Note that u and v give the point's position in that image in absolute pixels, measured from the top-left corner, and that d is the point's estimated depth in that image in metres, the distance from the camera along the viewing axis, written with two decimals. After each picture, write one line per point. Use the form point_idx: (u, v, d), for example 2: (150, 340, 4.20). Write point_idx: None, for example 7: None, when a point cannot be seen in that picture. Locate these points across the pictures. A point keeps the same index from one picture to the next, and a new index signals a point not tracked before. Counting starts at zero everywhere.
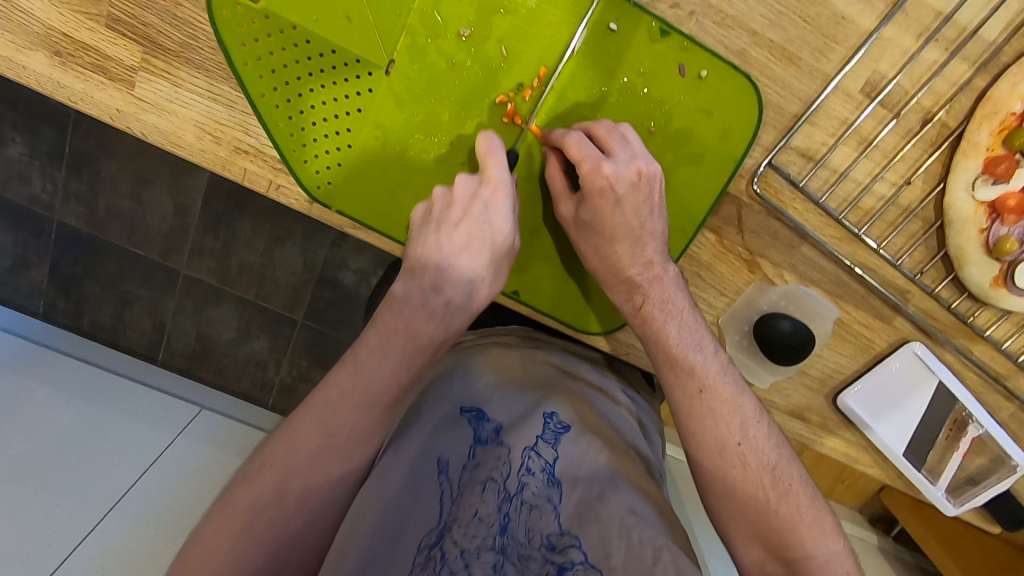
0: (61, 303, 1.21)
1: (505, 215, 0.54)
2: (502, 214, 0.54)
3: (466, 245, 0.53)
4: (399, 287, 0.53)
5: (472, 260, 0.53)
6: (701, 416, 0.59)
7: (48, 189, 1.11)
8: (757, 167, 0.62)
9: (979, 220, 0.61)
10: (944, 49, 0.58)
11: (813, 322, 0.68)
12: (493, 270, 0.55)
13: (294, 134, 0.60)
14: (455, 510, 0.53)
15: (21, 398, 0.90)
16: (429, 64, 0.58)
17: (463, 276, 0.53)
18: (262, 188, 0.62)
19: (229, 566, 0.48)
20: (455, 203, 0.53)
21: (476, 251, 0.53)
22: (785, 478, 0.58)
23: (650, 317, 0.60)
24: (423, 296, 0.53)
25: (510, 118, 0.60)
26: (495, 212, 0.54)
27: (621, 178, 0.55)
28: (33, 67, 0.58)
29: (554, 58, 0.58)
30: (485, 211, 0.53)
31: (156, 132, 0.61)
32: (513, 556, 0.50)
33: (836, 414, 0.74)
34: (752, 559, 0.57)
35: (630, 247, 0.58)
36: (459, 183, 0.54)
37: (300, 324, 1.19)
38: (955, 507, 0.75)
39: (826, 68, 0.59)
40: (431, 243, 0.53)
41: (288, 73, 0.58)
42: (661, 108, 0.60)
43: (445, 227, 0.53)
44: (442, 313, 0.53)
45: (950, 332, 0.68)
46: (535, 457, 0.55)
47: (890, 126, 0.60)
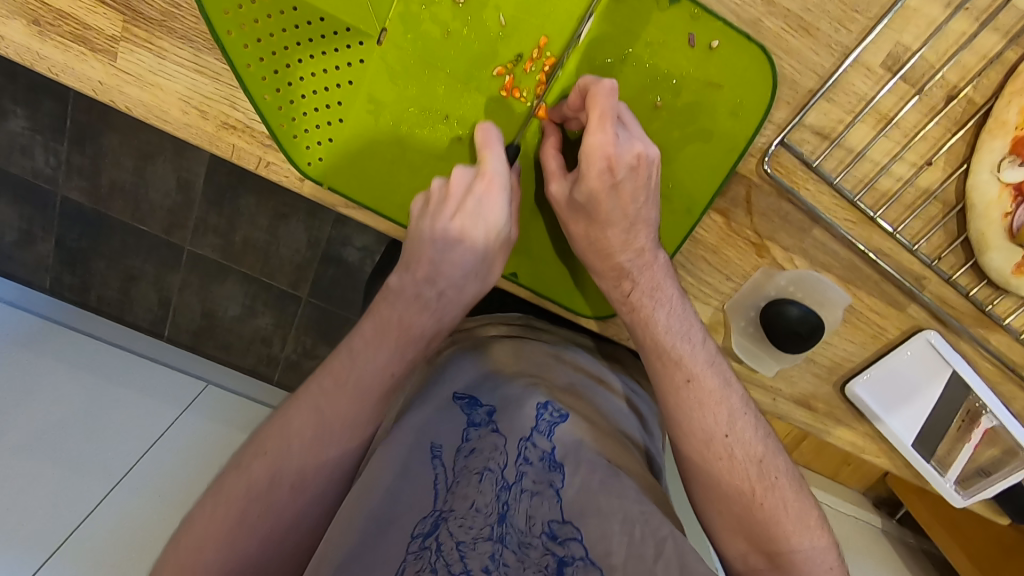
0: (67, 278, 1.20)
1: (500, 207, 0.53)
2: (497, 206, 0.53)
3: (460, 238, 0.52)
4: (393, 279, 0.54)
5: (468, 250, 0.53)
6: (688, 406, 0.57)
7: (51, 163, 1.09)
8: (768, 146, 0.59)
9: (1003, 203, 0.58)
10: (974, 19, 0.54)
11: (823, 308, 0.65)
12: (485, 265, 0.55)
13: (282, 108, 0.57)
14: (450, 498, 0.52)
15: (24, 376, 0.90)
16: (422, 34, 0.55)
17: (456, 269, 0.53)
18: (251, 164, 0.60)
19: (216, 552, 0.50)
20: (449, 197, 0.53)
21: (469, 244, 0.53)
22: (771, 471, 0.56)
23: (639, 304, 0.58)
24: (416, 288, 0.54)
25: (509, 90, 0.57)
26: (491, 205, 0.53)
27: (622, 161, 0.52)
28: (11, 37, 0.56)
29: (556, 28, 0.55)
30: (480, 204, 0.52)
31: (140, 106, 0.58)
32: (513, 545, 0.50)
33: (844, 403, 0.71)
34: (736, 552, 0.56)
35: (622, 233, 0.56)
36: (454, 175, 0.53)
37: (304, 302, 1.18)
38: (964, 499, 0.72)
39: (845, 40, 0.55)
40: (425, 235, 0.53)
41: (275, 42, 0.55)
42: (668, 81, 0.56)
43: (437, 219, 0.52)
44: (435, 305, 0.54)
45: (966, 320, 0.65)
46: (531, 447, 0.54)
47: (912, 102, 0.56)
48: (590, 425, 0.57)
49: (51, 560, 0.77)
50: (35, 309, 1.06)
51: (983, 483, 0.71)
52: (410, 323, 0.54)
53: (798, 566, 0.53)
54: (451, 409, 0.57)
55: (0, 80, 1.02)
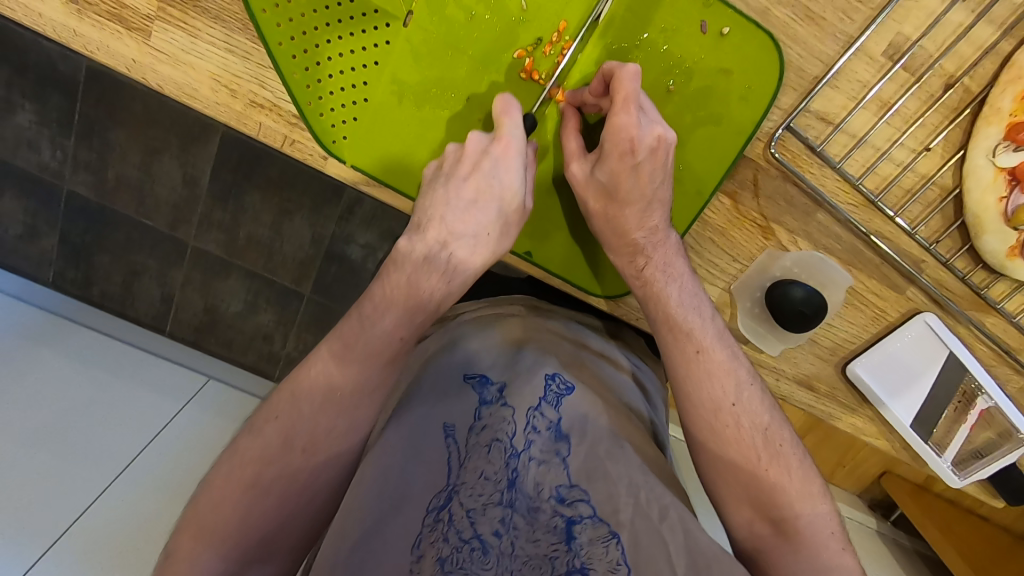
0: (71, 273, 1.22)
1: (515, 173, 0.56)
2: (511, 171, 0.56)
3: (474, 198, 0.55)
4: (404, 243, 0.54)
5: (482, 209, 0.55)
6: (698, 377, 0.59)
7: (57, 157, 1.10)
8: (775, 131, 0.62)
9: (998, 188, 0.60)
10: (971, 11, 0.56)
11: (826, 289, 0.68)
12: (501, 228, 0.57)
13: (310, 87, 0.59)
14: (462, 472, 0.53)
15: (35, 365, 0.92)
16: (447, 17, 0.58)
17: (470, 229, 0.55)
18: (277, 142, 0.63)
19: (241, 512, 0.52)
20: (466, 158, 0.56)
21: (485, 205, 0.55)
22: (776, 439, 0.58)
23: (652, 279, 0.60)
24: (426, 250, 0.54)
25: (528, 73, 0.60)
26: (505, 170, 0.56)
27: (643, 142, 0.55)
28: (49, 15, 0.58)
29: (575, 13, 0.58)
30: (495, 167, 0.55)
31: (172, 84, 0.61)
32: (523, 509, 0.51)
33: (845, 385, 0.74)
34: (742, 519, 0.58)
35: (639, 212, 0.58)
36: (470, 140, 0.56)
37: (306, 299, 1.20)
38: (961, 479, 0.75)
39: (849, 29, 0.58)
40: (440, 193, 0.55)
41: (306, 22, 0.57)
42: (681, 66, 0.59)
43: (454, 179, 0.55)
44: (444, 270, 0.54)
45: (962, 303, 0.68)
46: (540, 416, 0.56)
47: (912, 91, 0.59)
48: (597, 396, 0.59)
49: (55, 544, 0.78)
50: (39, 303, 1.07)
51: (977, 465, 0.74)
52: (419, 287, 0.54)
53: (802, 534, 0.55)
54: (465, 387, 0.58)
55: (10, 74, 1.03)
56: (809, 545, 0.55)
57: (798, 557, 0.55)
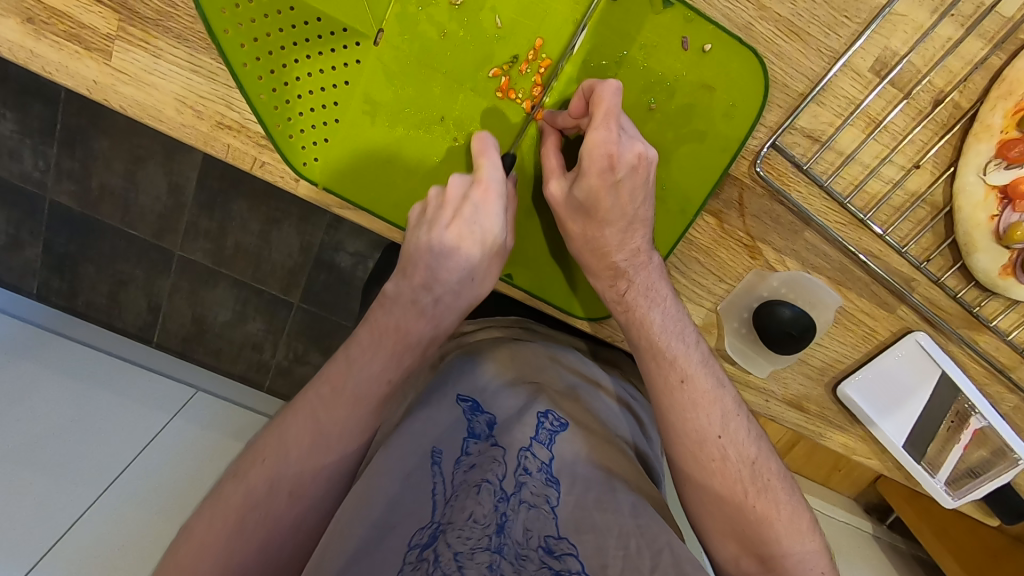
0: (56, 282, 1.18)
1: (497, 217, 0.53)
2: (493, 215, 0.53)
3: (456, 245, 0.52)
4: (391, 287, 0.54)
5: (465, 257, 0.52)
6: (682, 407, 0.57)
7: (40, 166, 1.08)
8: (760, 149, 0.60)
9: (989, 206, 0.59)
10: (960, 25, 0.55)
11: (814, 310, 0.66)
12: (484, 273, 0.54)
13: (278, 108, 0.57)
14: (449, 511, 0.50)
15: (15, 378, 0.89)
16: (418, 35, 0.56)
17: (452, 276, 0.53)
18: (245, 164, 0.60)
19: (224, 551, 0.50)
20: (446, 203, 0.53)
21: (467, 250, 0.52)
22: (764, 472, 0.56)
23: (635, 304, 0.58)
24: (412, 295, 0.53)
25: (504, 91, 0.58)
26: (488, 213, 0.53)
27: (623, 159, 0.53)
28: (5, 35, 0.56)
29: (551, 30, 0.56)
30: (476, 212, 0.53)
31: (134, 105, 0.58)
32: (511, 557, 0.47)
33: (836, 405, 0.72)
34: (727, 555, 0.56)
35: (620, 232, 0.56)
36: (451, 183, 0.54)
37: (295, 308, 1.18)
38: (954, 500, 0.73)
39: (835, 45, 0.56)
40: (422, 240, 0.52)
41: (272, 42, 0.55)
42: (663, 84, 0.57)
43: (434, 225, 0.52)
44: (432, 312, 0.54)
45: (955, 322, 0.66)
46: (531, 457, 0.53)
47: (900, 107, 0.57)
48: (586, 432, 0.58)
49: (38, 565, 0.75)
50: (18, 313, 1.04)
51: (972, 483, 0.72)
52: (407, 330, 0.54)
53: (789, 569, 0.54)
54: (456, 414, 0.57)
55: None
56: None
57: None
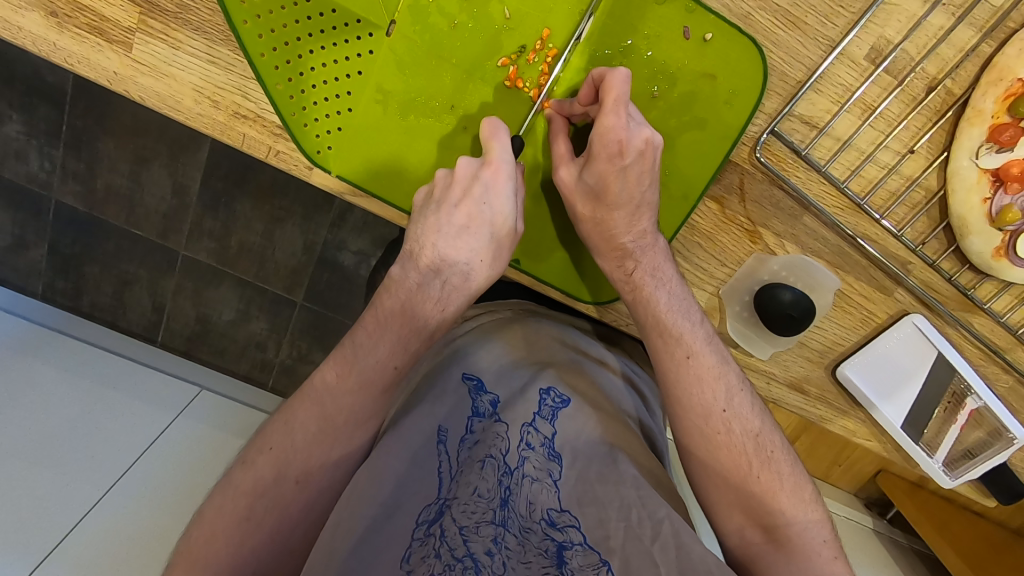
0: (60, 284, 1.20)
1: (506, 197, 0.55)
2: (502, 197, 0.55)
3: (465, 226, 0.55)
4: (398, 269, 0.57)
5: (473, 237, 0.55)
6: (688, 382, 0.59)
7: (46, 167, 1.10)
8: (760, 135, 0.62)
9: (982, 189, 0.61)
10: (951, 14, 0.57)
11: (814, 293, 0.68)
12: (493, 252, 0.57)
13: (294, 97, 0.59)
14: (454, 487, 0.53)
15: (23, 376, 0.90)
16: (430, 25, 0.57)
17: (461, 257, 0.55)
18: (261, 153, 0.62)
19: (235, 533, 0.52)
20: (455, 184, 0.55)
21: (475, 232, 0.55)
22: (767, 445, 0.58)
23: (642, 284, 0.60)
24: (421, 278, 0.56)
25: (513, 81, 0.60)
26: (496, 195, 0.55)
27: (632, 146, 0.55)
28: (28, 28, 0.57)
29: (558, 21, 0.58)
30: (485, 193, 0.55)
31: (154, 96, 0.60)
32: (514, 529, 0.52)
33: (835, 387, 0.74)
34: (732, 527, 0.58)
35: (627, 216, 0.58)
36: (460, 165, 0.55)
37: (299, 307, 1.19)
38: (952, 479, 0.76)
39: (831, 34, 0.58)
40: (431, 221, 0.55)
41: (288, 33, 0.57)
42: (665, 72, 0.59)
43: (444, 207, 0.55)
44: (439, 296, 0.56)
45: (950, 304, 0.68)
46: (533, 432, 0.56)
47: (894, 94, 0.59)
48: (598, 407, 0.60)
49: (48, 558, 0.77)
50: (25, 314, 1.05)
51: (970, 463, 0.74)
52: (413, 314, 0.56)
53: (794, 540, 0.55)
54: (461, 393, 0.59)
55: None
56: (800, 554, 0.55)
57: (790, 564, 0.55)
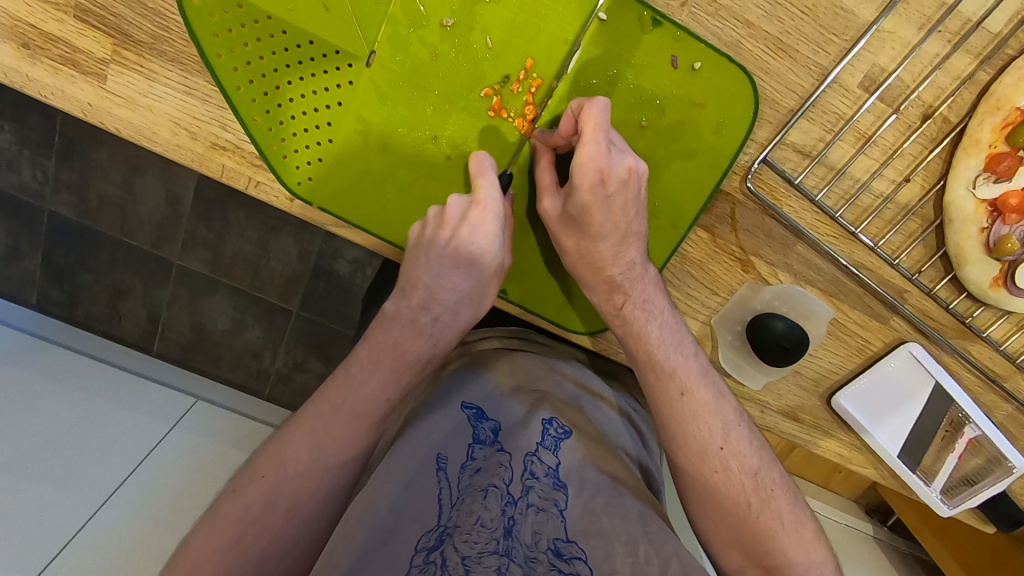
0: (54, 293, 1.19)
1: (494, 235, 0.55)
2: (490, 235, 0.55)
3: (454, 263, 0.54)
4: (390, 305, 0.56)
5: (462, 275, 0.55)
6: (683, 419, 0.57)
7: (39, 178, 1.09)
8: (751, 164, 0.60)
9: (979, 219, 0.59)
10: (946, 41, 0.55)
11: (807, 322, 0.66)
12: (481, 290, 0.56)
13: (272, 129, 0.58)
14: (455, 516, 0.50)
15: (12, 386, 0.89)
16: (411, 56, 0.56)
17: (450, 295, 0.55)
18: (242, 184, 0.61)
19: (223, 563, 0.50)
20: (444, 223, 0.55)
21: (464, 270, 0.54)
22: (767, 482, 0.57)
23: (632, 317, 0.58)
24: (412, 314, 0.55)
25: (496, 111, 0.58)
26: (484, 233, 0.54)
27: (613, 174, 0.53)
28: (3, 60, 0.56)
29: (542, 50, 0.56)
30: (473, 232, 0.54)
31: (130, 128, 0.59)
32: (520, 560, 0.47)
33: (831, 415, 0.72)
34: (734, 565, 0.57)
35: (614, 247, 0.57)
36: (449, 204, 0.55)
37: (294, 316, 1.18)
38: (950, 508, 0.74)
39: (823, 61, 0.56)
40: (421, 259, 0.55)
41: (264, 64, 0.55)
42: (652, 102, 0.58)
43: (433, 245, 0.54)
44: (429, 331, 0.55)
45: (945, 332, 0.67)
46: (537, 461, 0.54)
47: (890, 121, 0.58)
48: (593, 440, 0.59)
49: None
50: (19, 324, 1.04)
51: (967, 493, 0.73)
52: (405, 348, 0.55)
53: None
54: (461, 419, 0.58)
55: None
56: None
57: None
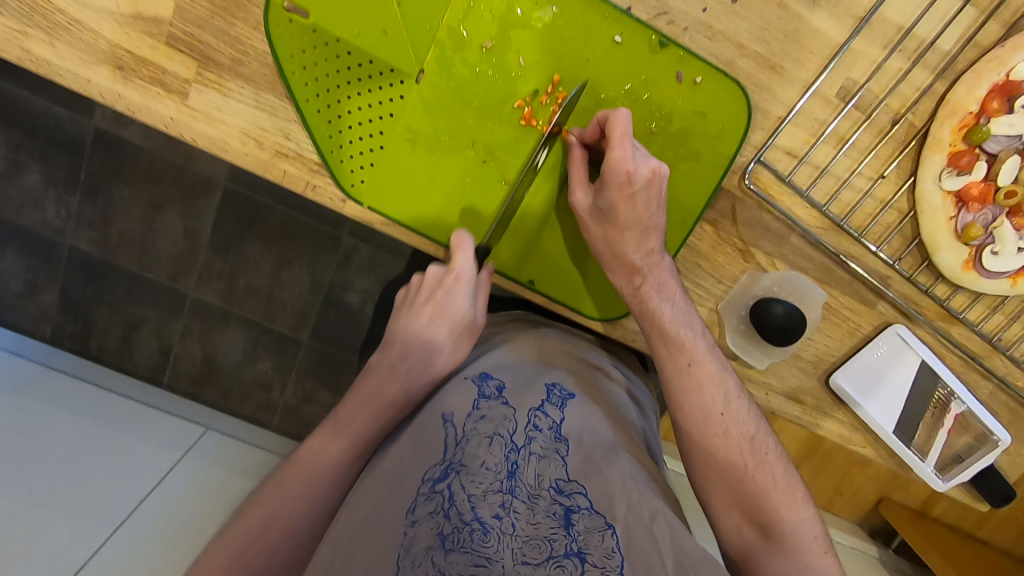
0: (69, 328, 1.25)
1: (461, 298, 0.68)
2: (458, 296, 0.68)
3: (428, 319, 0.69)
4: (379, 354, 0.71)
5: (433, 329, 0.68)
6: (689, 389, 0.64)
7: (62, 216, 1.16)
8: (747, 165, 0.69)
9: (947, 209, 0.68)
10: (907, 58, 0.65)
11: (804, 306, 0.74)
12: (453, 341, 0.69)
13: (333, 137, 0.67)
14: (462, 453, 0.57)
15: (24, 417, 0.91)
16: (454, 74, 0.65)
17: (421, 347, 0.68)
18: (299, 187, 0.68)
19: None
20: (425, 286, 0.70)
21: (436, 322, 0.68)
22: (762, 447, 0.63)
23: (648, 298, 0.66)
24: (394, 362, 0.69)
25: (527, 120, 0.67)
26: (453, 295, 0.68)
27: (638, 175, 0.62)
28: (98, 82, 0.64)
29: (567, 68, 0.65)
30: (444, 294, 0.68)
31: (205, 139, 0.66)
32: (523, 496, 0.55)
33: (829, 396, 0.79)
34: (732, 525, 0.62)
35: (637, 236, 0.65)
36: (430, 271, 0.71)
37: (305, 345, 1.24)
38: (944, 483, 0.80)
39: (805, 75, 0.66)
40: (404, 317, 0.70)
41: (330, 81, 0.65)
42: (661, 111, 0.67)
43: (413, 306, 0.70)
44: (403, 377, 0.68)
45: (927, 314, 0.75)
46: (541, 416, 0.61)
47: (863, 126, 0.68)
48: (594, 404, 0.65)
49: None
50: (34, 357, 1.10)
51: (959, 467, 0.79)
52: (384, 391, 0.68)
53: (786, 536, 0.59)
54: (467, 383, 0.64)
55: (20, 137, 1.09)
56: (792, 549, 0.59)
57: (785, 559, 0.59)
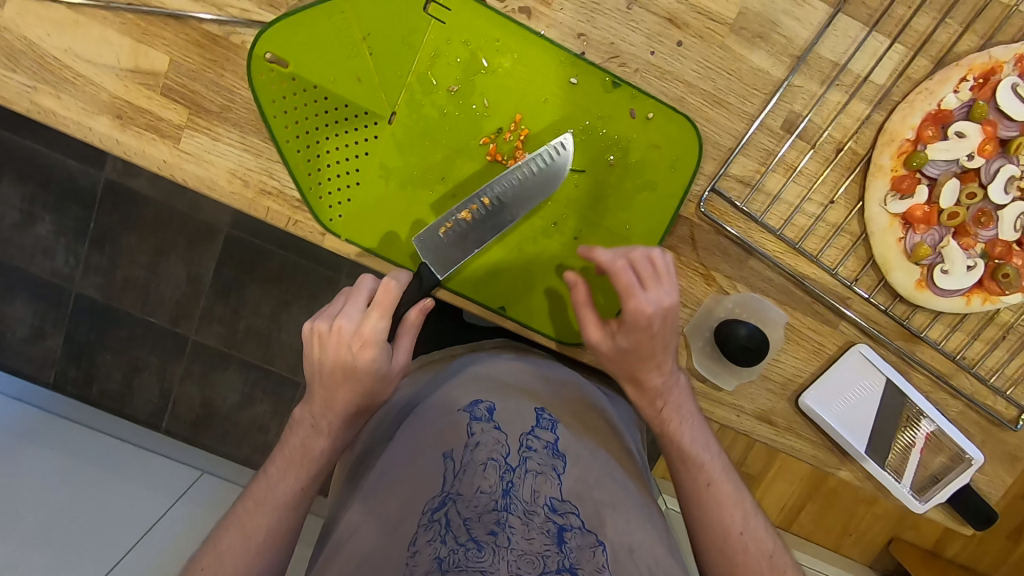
0: (72, 371, 1.26)
1: (378, 357, 0.60)
2: (375, 356, 0.59)
3: (340, 378, 0.60)
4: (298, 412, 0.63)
5: (345, 388, 0.60)
6: (709, 509, 0.65)
7: (70, 262, 1.21)
8: (702, 193, 0.73)
9: (895, 230, 0.72)
10: (844, 92, 0.71)
11: (767, 327, 0.76)
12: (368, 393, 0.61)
13: (311, 174, 0.71)
14: (458, 483, 0.56)
15: (19, 458, 0.92)
16: (424, 115, 0.71)
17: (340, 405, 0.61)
18: (282, 223, 0.72)
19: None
20: (334, 338, 0.59)
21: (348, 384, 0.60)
22: (780, 566, 0.63)
23: (668, 420, 0.68)
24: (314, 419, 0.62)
25: (493, 155, 0.72)
26: (369, 356, 0.59)
27: (655, 314, 0.61)
28: (97, 129, 0.69)
29: (527, 107, 0.71)
30: (358, 355, 0.59)
31: (195, 178, 0.70)
32: (519, 512, 0.53)
33: (802, 418, 0.80)
34: None
35: (656, 366, 0.65)
36: (342, 322, 0.59)
37: (301, 386, 1.27)
38: (922, 504, 0.79)
39: (749, 109, 0.71)
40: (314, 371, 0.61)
41: (309, 123, 0.70)
42: (618, 144, 0.72)
43: (322, 361, 0.60)
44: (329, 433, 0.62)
45: (889, 334, 0.77)
46: (535, 438, 0.61)
47: (809, 155, 0.72)
48: (584, 433, 0.67)
49: None
50: (35, 403, 1.12)
51: (936, 488, 0.79)
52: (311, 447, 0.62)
53: None
54: (462, 415, 0.63)
55: (35, 188, 1.17)
56: None
57: None
